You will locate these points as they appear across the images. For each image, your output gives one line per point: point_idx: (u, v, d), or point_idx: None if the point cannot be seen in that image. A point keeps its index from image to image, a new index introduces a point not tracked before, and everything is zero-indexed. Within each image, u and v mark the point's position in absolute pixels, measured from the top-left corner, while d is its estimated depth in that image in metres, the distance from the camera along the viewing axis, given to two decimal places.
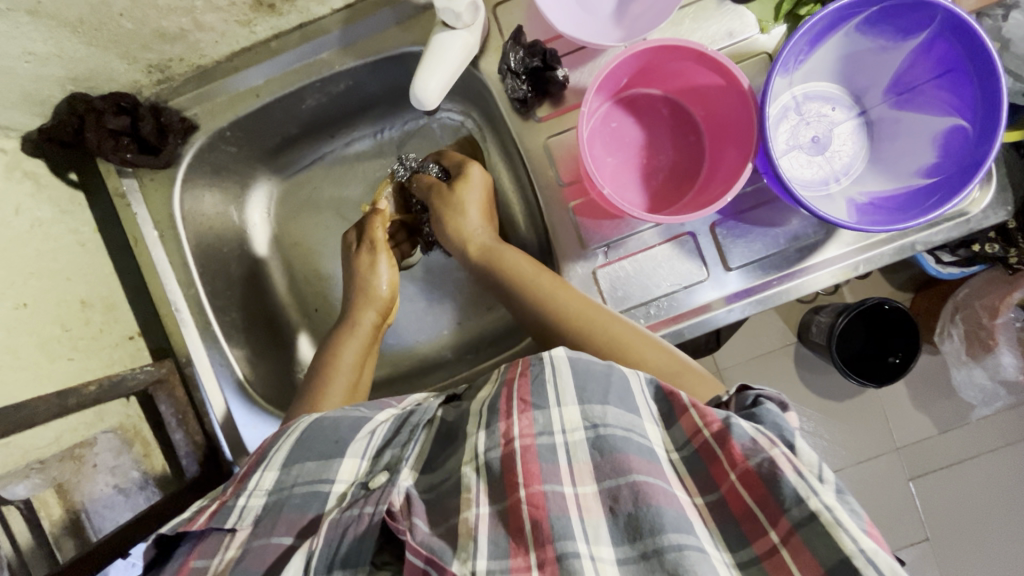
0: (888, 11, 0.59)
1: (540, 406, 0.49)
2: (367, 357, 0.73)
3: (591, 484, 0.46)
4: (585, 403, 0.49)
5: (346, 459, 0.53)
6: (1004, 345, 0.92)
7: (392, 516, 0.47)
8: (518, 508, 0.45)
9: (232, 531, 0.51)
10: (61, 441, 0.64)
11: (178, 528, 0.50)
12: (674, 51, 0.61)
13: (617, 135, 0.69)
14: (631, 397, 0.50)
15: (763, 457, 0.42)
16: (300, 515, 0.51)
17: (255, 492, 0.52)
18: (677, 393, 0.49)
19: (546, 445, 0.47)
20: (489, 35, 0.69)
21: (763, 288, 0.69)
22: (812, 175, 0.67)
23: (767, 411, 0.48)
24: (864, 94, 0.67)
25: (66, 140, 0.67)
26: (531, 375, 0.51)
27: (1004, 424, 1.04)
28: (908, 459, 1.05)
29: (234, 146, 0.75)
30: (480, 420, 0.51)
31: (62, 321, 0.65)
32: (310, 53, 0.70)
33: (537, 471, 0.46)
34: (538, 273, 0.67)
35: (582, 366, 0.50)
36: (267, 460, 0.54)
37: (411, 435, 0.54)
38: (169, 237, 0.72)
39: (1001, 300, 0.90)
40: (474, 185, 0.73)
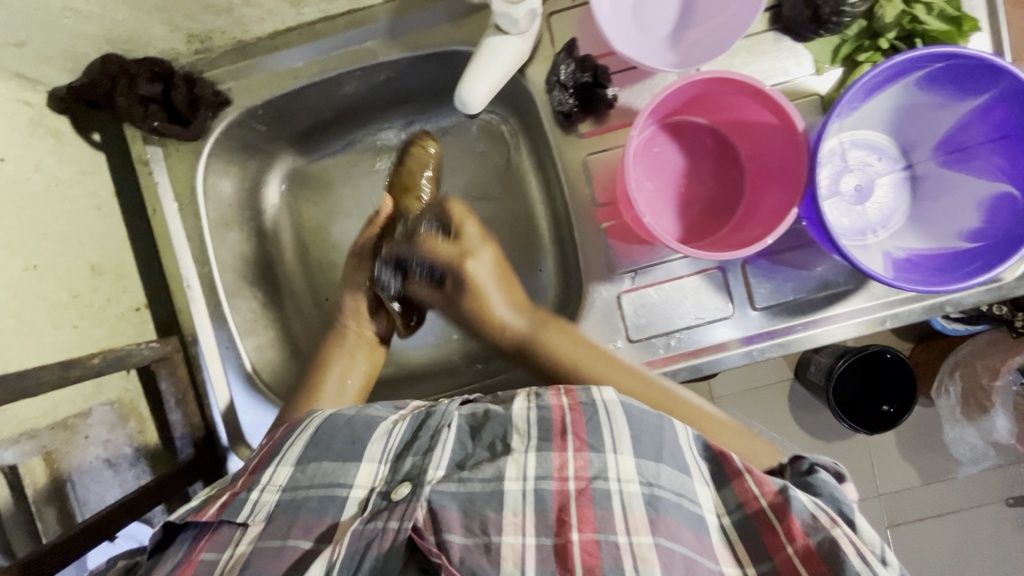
0: (952, 71, 0.58)
1: (597, 448, 0.49)
2: (352, 369, 0.72)
3: (647, 536, 0.44)
4: (639, 457, 0.48)
5: (363, 463, 0.51)
6: (1000, 408, 0.91)
7: (419, 533, 0.45)
8: (568, 550, 0.44)
9: (244, 526, 0.49)
10: (54, 414, 0.61)
11: (187, 517, 0.49)
12: (730, 84, 0.59)
13: (657, 161, 0.68)
14: (682, 455, 0.49)
15: (824, 535, 0.42)
16: (317, 519, 0.48)
17: (268, 487, 0.50)
18: (730, 455, 0.49)
19: (601, 490, 0.47)
20: (540, 43, 0.67)
21: (786, 332, 0.68)
22: (850, 224, 0.66)
23: (823, 483, 0.48)
24: (912, 148, 0.66)
25: (96, 100, 0.65)
26: (584, 415, 0.51)
27: (990, 483, 1.04)
28: (891, 507, 1.04)
29: (264, 125, 0.73)
30: (528, 440, 0.50)
31: (70, 287, 0.63)
32: (355, 41, 0.68)
33: (591, 516, 0.46)
34: (587, 351, 0.65)
35: (637, 416, 0.51)
36: (280, 456, 0.53)
37: (430, 439, 0.52)
38: (188, 210, 0.70)
39: (1002, 362, 0.89)
40: (482, 258, 0.69)
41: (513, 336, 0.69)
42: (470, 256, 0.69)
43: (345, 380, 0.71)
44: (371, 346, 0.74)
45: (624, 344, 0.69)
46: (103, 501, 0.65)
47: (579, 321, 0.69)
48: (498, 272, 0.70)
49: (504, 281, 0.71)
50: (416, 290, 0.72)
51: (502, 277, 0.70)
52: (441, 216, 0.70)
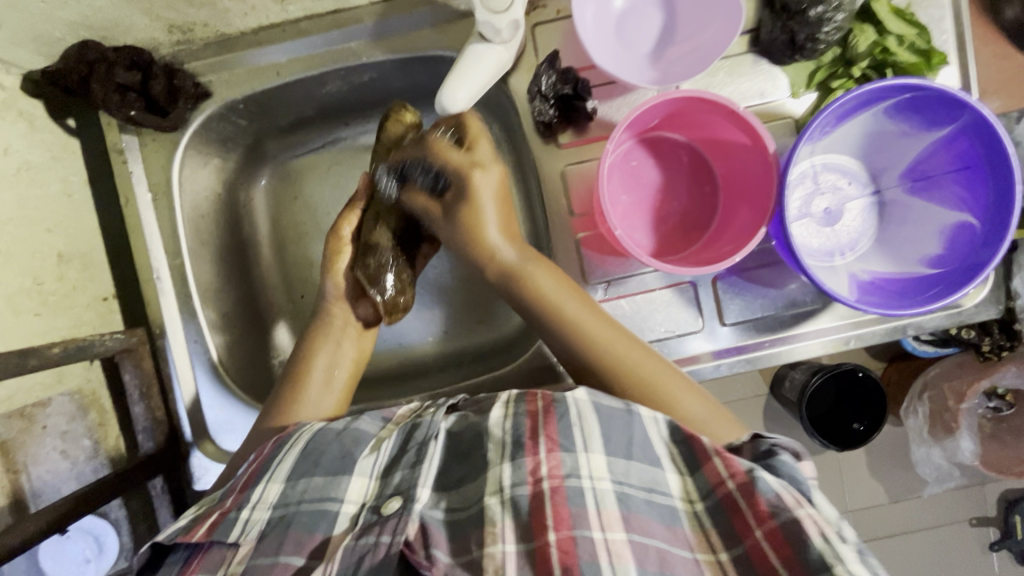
0: (918, 101, 0.59)
1: (568, 448, 0.49)
2: (340, 357, 0.68)
3: (621, 531, 0.45)
4: (610, 455, 0.49)
5: (355, 478, 0.51)
6: (964, 429, 0.94)
7: (409, 547, 0.47)
8: (547, 552, 0.45)
9: (236, 546, 0.48)
10: (13, 403, 0.60)
11: (175, 538, 0.48)
12: (707, 104, 0.60)
13: (634, 174, 0.68)
14: (653, 449, 0.49)
15: (788, 516, 0.41)
16: (309, 534, 0.48)
17: (258, 506, 0.50)
18: (699, 438, 0.48)
19: (575, 488, 0.47)
20: (524, 53, 0.68)
21: (754, 348, 0.70)
22: (819, 245, 0.67)
23: (784, 465, 0.47)
24: (881, 174, 0.68)
25: (70, 86, 0.64)
26: (556, 415, 0.51)
27: (950, 502, 1.06)
28: (855, 522, 1.06)
29: (244, 120, 0.72)
30: (504, 449, 0.50)
31: (35, 274, 0.61)
32: (340, 40, 0.68)
33: (566, 515, 0.46)
34: (573, 300, 0.62)
35: (605, 411, 0.51)
36: (269, 472, 0.52)
37: (418, 453, 0.52)
38: (162, 201, 0.69)
39: (969, 385, 0.91)
40: (490, 177, 0.64)
41: (500, 268, 0.65)
42: (479, 167, 0.64)
43: (331, 368, 0.66)
44: (359, 334, 0.69)
45: None
46: (59, 493, 0.64)
47: None
48: (499, 197, 0.65)
49: (504, 206, 0.66)
50: (413, 201, 0.67)
51: (502, 202, 0.66)
52: (456, 124, 0.65)
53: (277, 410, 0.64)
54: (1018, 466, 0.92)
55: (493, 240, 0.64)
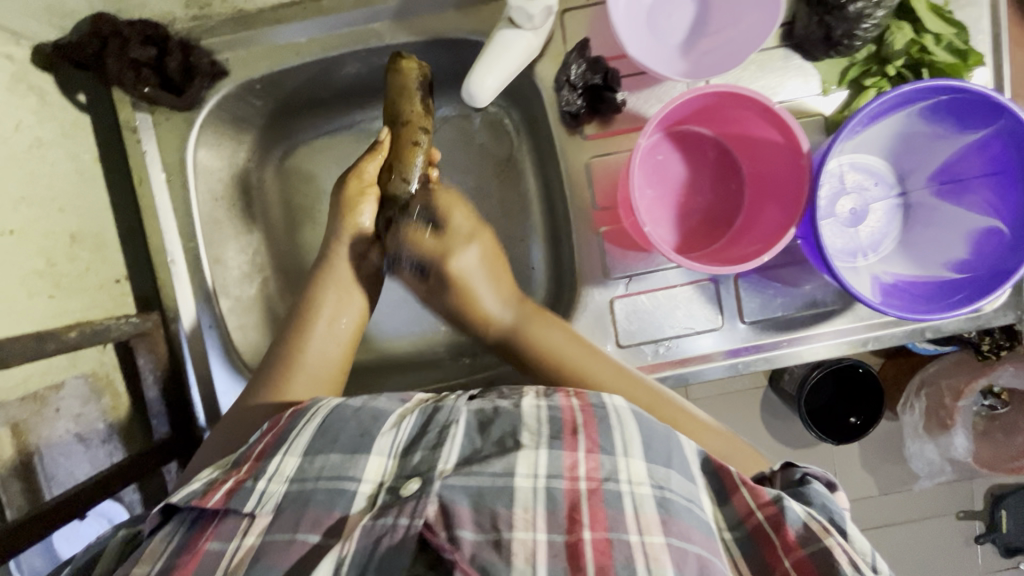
0: (954, 104, 0.59)
1: (608, 450, 0.49)
2: (341, 310, 0.67)
3: (659, 535, 0.44)
4: (650, 461, 0.48)
5: (372, 456, 0.50)
6: (960, 427, 0.95)
7: (430, 529, 0.45)
8: (579, 548, 0.44)
9: (250, 517, 0.47)
10: (28, 384, 0.60)
11: (191, 501, 0.48)
12: (741, 100, 0.59)
13: (660, 169, 0.67)
14: (687, 465, 0.50)
15: (819, 545, 0.43)
16: (326, 512, 0.47)
17: (275, 478, 0.49)
18: (727, 468, 0.49)
19: (613, 491, 0.47)
20: (551, 40, 0.66)
21: (771, 347, 0.70)
22: (843, 246, 0.67)
23: (815, 494, 0.49)
24: (908, 176, 0.68)
25: (83, 61, 0.62)
26: (596, 417, 0.51)
27: (943, 496, 1.08)
28: (849, 512, 1.08)
29: (260, 100, 0.70)
30: (538, 438, 0.49)
31: (47, 255, 0.60)
32: (362, 21, 0.66)
33: (603, 516, 0.46)
34: (577, 346, 0.64)
35: (646, 422, 0.51)
36: (286, 445, 0.50)
37: (439, 435, 0.51)
38: (176, 182, 0.67)
39: (966, 384, 0.93)
40: (473, 250, 0.67)
41: (501, 330, 0.68)
42: (460, 250, 0.67)
43: (342, 317, 0.66)
44: (370, 278, 0.70)
45: (613, 348, 0.69)
46: (73, 477, 0.63)
47: (571, 321, 0.69)
48: (486, 270, 0.68)
49: (494, 278, 0.68)
50: (399, 275, 0.70)
51: (495, 267, 0.69)
52: (430, 210, 0.66)
53: (266, 383, 0.62)
54: (1009, 462, 0.94)
55: (496, 309, 0.67)
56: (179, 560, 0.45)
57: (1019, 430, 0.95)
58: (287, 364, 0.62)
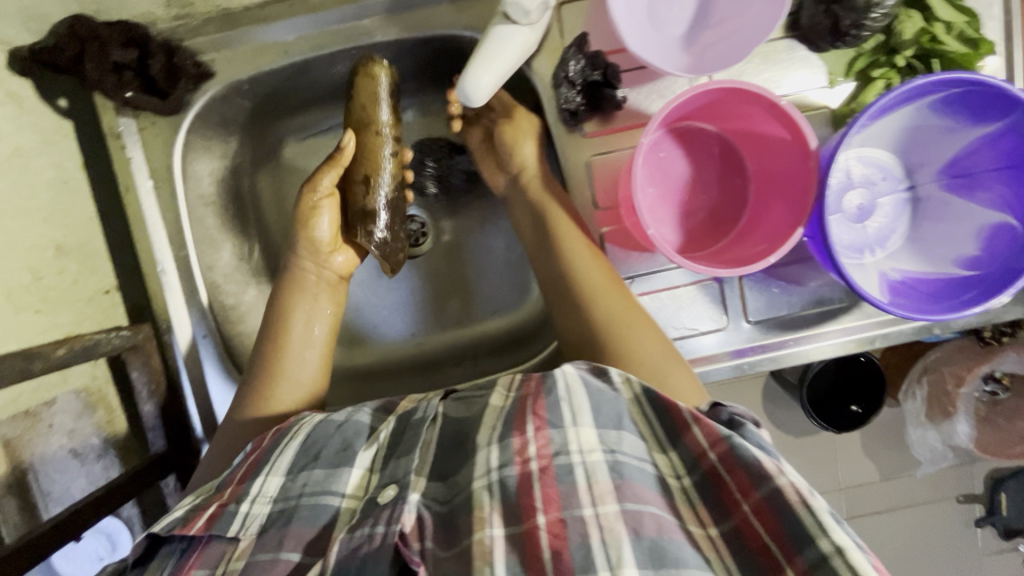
0: (967, 96, 0.57)
1: (556, 424, 0.47)
2: (314, 313, 0.64)
3: (613, 504, 0.43)
4: (601, 427, 0.47)
5: (354, 470, 0.49)
6: (962, 413, 0.93)
7: (404, 541, 0.45)
8: (535, 535, 0.43)
9: (236, 541, 0.47)
10: (17, 404, 0.58)
11: (174, 530, 0.46)
12: (746, 96, 0.57)
13: (663, 167, 0.65)
14: (639, 422, 0.48)
15: (771, 486, 0.40)
16: (308, 529, 0.47)
17: (258, 499, 0.48)
18: (677, 406, 0.46)
19: (564, 465, 0.45)
20: (548, 34, 0.64)
21: (777, 347, 0.68)
22: (850, 242, 0.65)
23: (748, 432, 0.46)
24: (917, 170, 0.66)
25: (60, 64, 0.60)
26: (544, 392, 0.49)
27: (945, 482, 1.07)
28: (851, 500, 1.07)
29: (248, 101, 0.68)
30: (493, 433, 0.48)
31: (33, 268, 0.58)
32: (351, 17, 0.64)
33: (555, 495, 0.44)
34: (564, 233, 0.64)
35: (593, 386, 0.49)
36: (269, 465, 0.50)
37: (420, 434, 0.50)
38: (164, 189, 0.66)
39: (969, 370, 0.90)
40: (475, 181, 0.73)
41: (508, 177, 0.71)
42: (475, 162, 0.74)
43: (313, 316, 0.63)
44: (334, 285, 0.66)
45: None
46: (70, 494, 0.62)
47: None
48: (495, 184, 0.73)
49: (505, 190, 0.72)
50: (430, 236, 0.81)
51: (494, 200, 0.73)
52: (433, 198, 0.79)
53: (257, 385, 0.60)
54: (1009, 449, 0.92)
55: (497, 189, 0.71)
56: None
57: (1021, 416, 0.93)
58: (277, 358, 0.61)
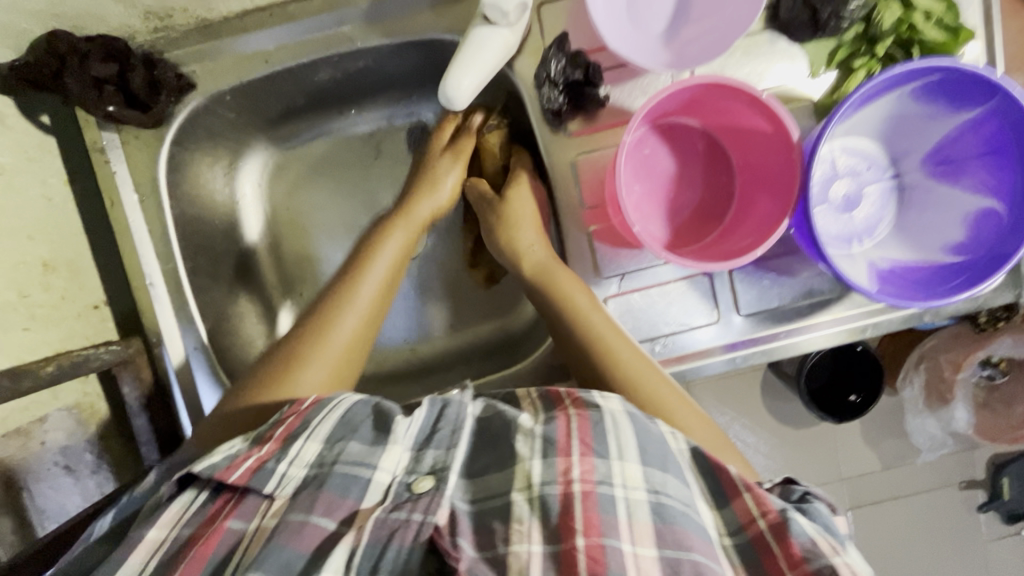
0: (946, 83, 0.57)
1: (601, 454, 0.46)
2: (370, 319, 0.62)
3: (652, 547, 0.42)
4: (647, 465, 0.46)
5: (389, 447, 0.48)
6: (960, 399, 0.94)
7: (438, 532, 0.44)
8: (573, 558, 0.41)
9: (270, 497, 0.47)
10: (8, 423, 0.57)
11: (214, 472, 0.47)
12: (727, 90, 0.57)
13: (648, 164, 0.66)
14: (682, 468, 0.47)
15: (824, 562, 0.41)
16: (340, 498, 0.45)
17: (296, 462, 0.47)
18: (728, 471, 0.47)
19: (607, 496, 0.44)
20: (529, 35, 0.64)
21: (769, 339, 0.69)
22: (837, 233, 0.65)
23: (816, 511, 0.47)
24: (901, 158, 0.66)
25: (41, 81, 0.59)
26: (591, 420, 0.48)
27: (945, 469, 1.07)
28: (853, 490, 1.07)
29: (232, 112, 0.68)
30: (534, 444, 0.47)
31: (19, 286, 0.58)
32: (331, 24, 0.64)
33: (596, 521, 0.43)
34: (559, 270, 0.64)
35: (641, 423, 0.48)
36: (307, 430, 0.49)
37: (451, 435, 0.49)
38: (149, 202, 0.65)
39: (966, 357, 0.90)
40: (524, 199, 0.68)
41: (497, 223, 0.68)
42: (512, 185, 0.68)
43: (376, 304, 0.62)
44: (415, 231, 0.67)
45: None
46: (65, 511, 0.62)
47: None
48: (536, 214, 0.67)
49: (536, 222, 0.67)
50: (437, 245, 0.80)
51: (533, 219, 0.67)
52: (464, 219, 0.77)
53: (260, 385, 0.56)
54: (1010, 433, 0.92)
55: (523, 233, 0.66)
56: (196, 533, 0.46)
57: (1020, 401, 0.92)
58: (297, 351, 0.58)
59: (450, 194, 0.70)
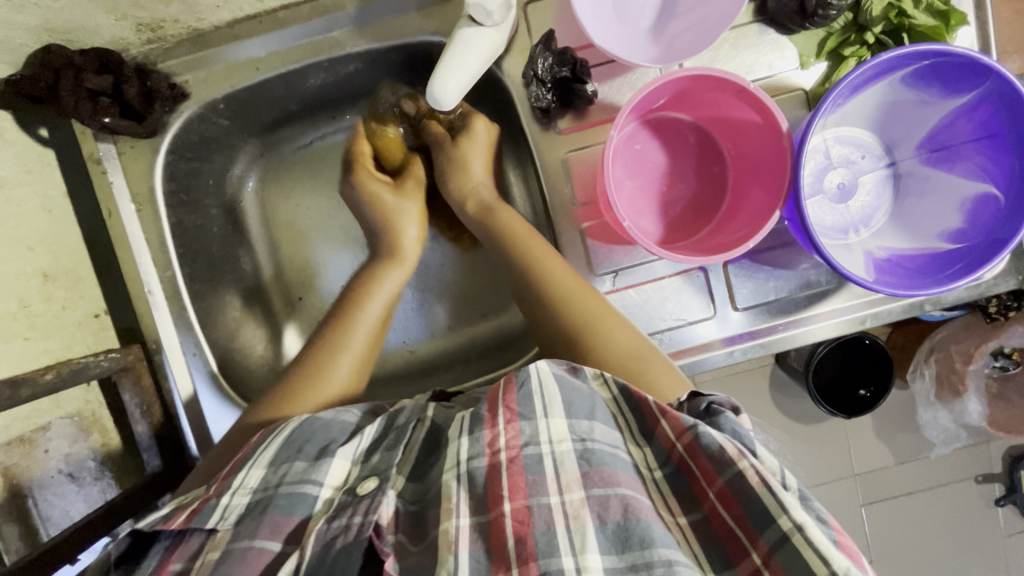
0: (937, 68, 0.56)
1: (527, 417, 0.47)
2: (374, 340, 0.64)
3: (579, 491, 0.43)
4: (571, 417, 0.46)
5: (336, 461, 0.49)
6: (972, 391, 0.91)
7: (379, 533, 0.44)
8: (500, 524, 0.43)
9: (213, 533, 0.46)
10: (9, 432, 0.59)
11: (155, 525, 0.46)
12: (713, 82, 0.57)
13: (639, 159, 0.65)
14: (614, 414, 0.48)
15: (733, 469, 0.41)
16: (286, 518, 0.46)
17: (239, 491, 0.47)
18: (646, 398, 0.47)
19: (533, 456, 0.45)
20: (516, 34, 0.64)
21: (767, 333, 0.68)
22: (832, 223, 0.65)
23: (725, 418, 0.45)
24: (896, 146, 0.65)
25: (37, 94, 0.60)
26: (516, 382, 0.49)
27: (959, 461, 1.05)
28: (865, 485, 1.05)
29: (226, 119, 0.69)
30: (464, 425, 0.49)
31: (20, 296, 0.59)
32: (321, 30, 0.64)
33: (523, 484, 0.44)
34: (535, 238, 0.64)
35: (567, 380, 0.49)
36: (254, 458, 0.49)
37: (400, 436, 0.51)
38: (146, 211, 0.66)
39: (977, 346, 0.88)
40: (478, 142, 0.67)
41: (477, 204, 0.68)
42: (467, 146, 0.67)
43: (376, 320, 0.64)
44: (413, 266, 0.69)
45: None
46: (68, 518, 0.62)
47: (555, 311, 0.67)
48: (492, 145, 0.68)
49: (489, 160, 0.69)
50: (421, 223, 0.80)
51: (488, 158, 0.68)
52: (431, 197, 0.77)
53: (282, 399, 0.58)
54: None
55: (475, 176, 0.68)
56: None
57: None
58: (320, 361, 0.61)
59: (413, 246, 0.69)
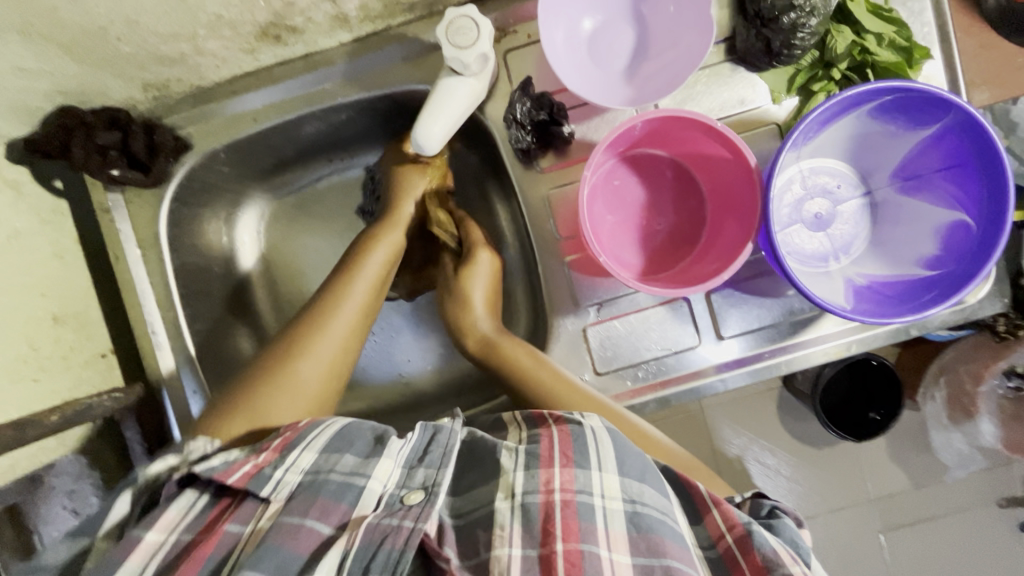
0: (901, 102, 0.58)
1: (583, 465, 0.49)
2: (359, 331, 0.64)
3: (626, 554, 0.45)
4: (624, 476, 0.48)
5: (384, 459, 0.50)
6: (984, 412, 0.89)
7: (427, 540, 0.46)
8: (552, 560, 0.44)
9: (266, 502, 0.48)
10: (16, 468, 0.60)
11: (214, 475, 0.49)
12: (682, 121, 0.60)
13: (619, 194, 0.68)
14: (662, 482, 0.50)
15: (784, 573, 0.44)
16: (335, 503, 0.47)
17: (292, 468, 0.49)
18: (698, 487, 0.51)
19: (586, 504, 0.47)
20: (497, 81, 0.67)
21: (755, 360, 0.69)
22: (812, 250, 0.66)
23: (783, 525, 0.51)
24: (871, 174, 0.67)
25: (50, 151, 0.63)
26: (572, 434, 0.51)
27: (979, 486, 1.02)
28: (881, 511, 1.02)
29: (227, 167, 0.73)
30: (518, 457, 0.50)
31: (30, 338, 0.62)
32: (313, 82, 0.68)
33: (576, 528, 0.46)
34: (546, 370, 0.64)
35: (621, 439, 0.51)
36: (305, 441, 0.51)
37: (439, 458, 0.50)
38: (151, 255, 0.70)
39: (986, 367, 0.85)
40: (480, 271, 0.70)
41: (478, 339, 0.69)
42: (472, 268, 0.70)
43: (340, 352, 0.62)
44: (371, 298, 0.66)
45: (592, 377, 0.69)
46: None
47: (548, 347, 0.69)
48: (492, 274, 0.70)
49: (491, 290, 0.70)
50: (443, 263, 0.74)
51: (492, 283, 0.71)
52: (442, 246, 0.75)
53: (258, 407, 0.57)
54: None
55: (478, 312, 0.69)
56: (196, 537, 0.47)
57: None
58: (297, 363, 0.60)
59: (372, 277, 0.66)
